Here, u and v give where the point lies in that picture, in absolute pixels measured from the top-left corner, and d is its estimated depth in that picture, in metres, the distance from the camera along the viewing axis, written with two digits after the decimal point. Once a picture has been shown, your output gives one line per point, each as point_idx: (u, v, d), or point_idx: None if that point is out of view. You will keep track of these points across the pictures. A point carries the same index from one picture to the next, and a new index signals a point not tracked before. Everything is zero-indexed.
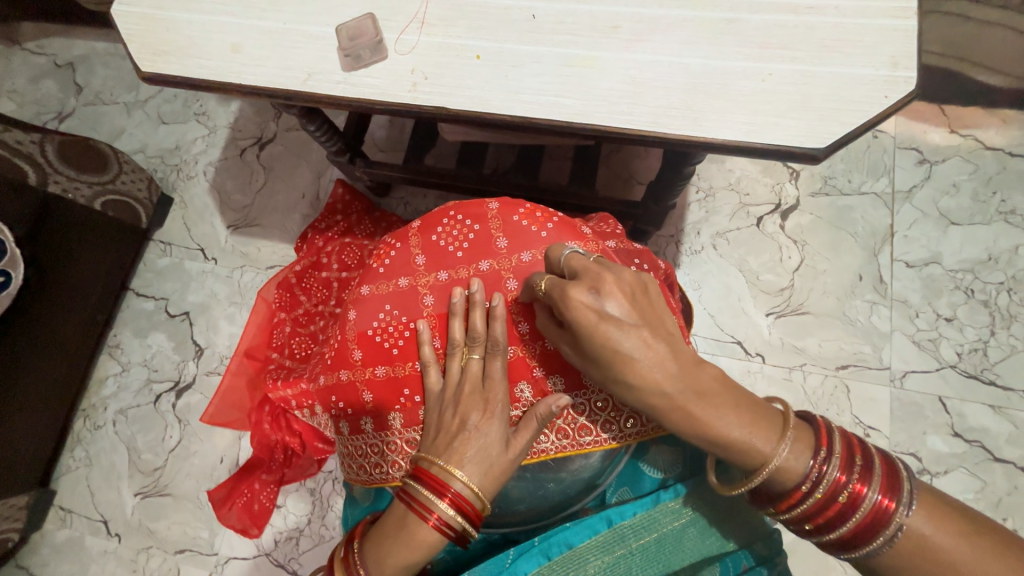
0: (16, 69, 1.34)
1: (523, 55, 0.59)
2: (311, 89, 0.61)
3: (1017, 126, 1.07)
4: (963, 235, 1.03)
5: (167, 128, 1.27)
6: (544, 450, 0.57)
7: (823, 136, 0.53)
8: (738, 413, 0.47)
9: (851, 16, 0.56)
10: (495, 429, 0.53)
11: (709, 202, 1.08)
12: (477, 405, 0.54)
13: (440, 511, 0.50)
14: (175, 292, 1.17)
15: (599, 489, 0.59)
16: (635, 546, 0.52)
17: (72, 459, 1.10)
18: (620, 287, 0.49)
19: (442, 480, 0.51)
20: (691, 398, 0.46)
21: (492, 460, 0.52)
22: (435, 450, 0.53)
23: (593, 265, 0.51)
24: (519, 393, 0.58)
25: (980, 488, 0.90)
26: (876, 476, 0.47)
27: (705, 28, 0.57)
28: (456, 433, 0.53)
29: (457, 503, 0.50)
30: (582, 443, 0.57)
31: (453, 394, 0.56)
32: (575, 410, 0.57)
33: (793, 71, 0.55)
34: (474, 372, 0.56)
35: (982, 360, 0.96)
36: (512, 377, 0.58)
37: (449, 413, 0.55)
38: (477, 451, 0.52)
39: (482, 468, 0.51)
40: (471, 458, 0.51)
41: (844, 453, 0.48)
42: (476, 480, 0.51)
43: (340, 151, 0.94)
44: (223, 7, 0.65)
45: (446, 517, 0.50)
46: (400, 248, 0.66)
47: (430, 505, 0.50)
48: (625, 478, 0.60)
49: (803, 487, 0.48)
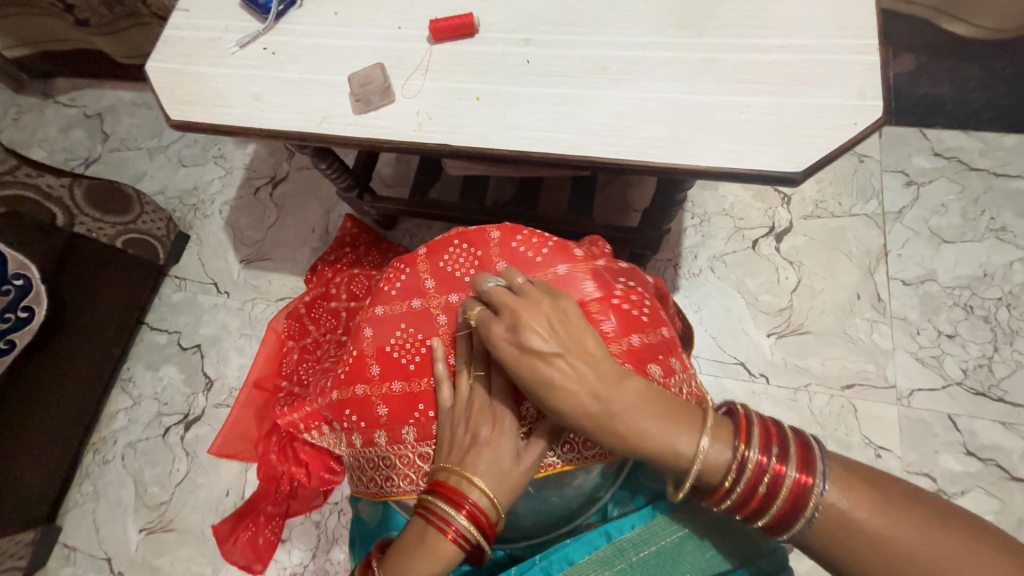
0: (49, 120, 1.44)
1: (519, 95, 0.64)
2: (324, 131, 0.67)
3: (998, 147, 1.11)
4: (956, 252, 1.05)
5: (187, 170, 1.35)
6: (554, 463, 0.56)
7: (801, 161, 0.56)
8: (664, 424, 0.48)
9: (819, 53, 0.60)
10: (506, 442, 0.54)
11: (704, 227, 1.12)
12: (486, 419, 0.55)
13: (458, 523, 0.50)
14: (187, 325, 1.21)
15: (601, 502, 0.59)
16: (635, 560, 0.52)
17: (79, 494, 1.10)
18: (537, 315, 0.50)
19: (460, 490, 0.52)
20: (613, 418, 0.48)
21: (505, 472, 0.52)
22: (451, 460, 0.54)
23: (511, 300, 0.52)
24: (524, 411, 0.58)
25: (998, 509, 0.89)
26: (792, 457, 0.48)
27: (685, 67, 0.62)
28: (468, 447, 0.54)
29: (474, 515, 0.51)
30: (587, 456, 0.56)
31: (463, 410, 0.57)
32: None
33: (769, 103, 0.59)
34: (482, 389, 0.57)
35: (988, 376, 0.96)
36: (517, 395, 0.58)
37: (460, 429, 0.56)
38: (489, 463, 0.52)
39: (495, 479, 0.52)
40: (483, 470, 0.52)
41: (761, 441, 0.49)
42: (493, 490, 0.51)
43: (349, 187, 0.99)
44: (246, 62, 0.72)
45: (463, 529, 0.50)
46: (410, 272, 0.69)
47: (448, 517, 0.51)
48: (625, 491, 0.60)
49: (727, 480, 0.48)
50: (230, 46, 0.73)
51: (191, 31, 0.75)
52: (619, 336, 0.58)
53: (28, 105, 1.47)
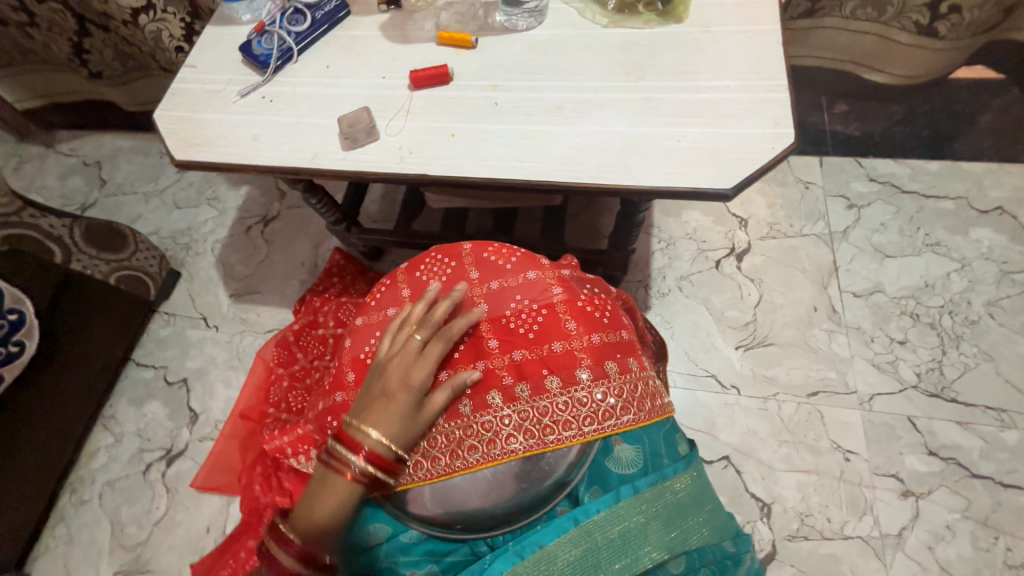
0: (49, 169, 1.51)
1: (488, 132, 0.73)
2: (316, 165, 0.74)
3: (925, 172, 1.24)
4: (899, 266, 1.15)
5: (181, 212, 1.41)
6: (515, 450, 0.60)
7: (730, 179, 0.65)
8: None
9: (742, 92, 0.71)
10: (412, 396, 0.59)
11: (670, 249, 1.21)
12: (402, 374, 0.59)
13: (356, 465, 0.56)
14: (174, 359, 1.22)
15: (571, 487, 0.59)
16: (601, 540, 0.55)
17: (52, 538, 1.06)
18: None
19: (359, 440, 0.57)
20: None
21: (404, 421, 0.58)
22: (359, 410, 0.59)
23: None
24: (490, 401, 0.63)
25: (964, 506, 0.93)
26: None
27: (631, 105, 0.72)
28: (379, 397, 0.59)
29: (370, 458, 0.56)
30: (547, 441, 0.60)
31: (385, 363, 0.61)
32: (540, 412, 0.61)
33: (701, 133, 0.69)
34: (411, 347, 0.61)
35: (940, 379, 1.03)
36: (482, 388, 0.63)
37: (377, 379, 0.60)
38: (394, 413, 0.58)
39: (395, 427, 0.58)
40: (386, 420, 0.58)
41: None
42: (389, 438, 0.57)
43: (337, 220, 1.06)
44: (247, 108, 0.80)
45: (361, 471, 0.56)
46: (389, 285, 0.74)
47: (347, 461, 0.57)
48: (595, 476, 0.60)
49: None
50: (233, 95, 0.82)
51: (198, 84, 0.84)
52: (580, 334, 0.65)
53: (30, 154, 1.54)
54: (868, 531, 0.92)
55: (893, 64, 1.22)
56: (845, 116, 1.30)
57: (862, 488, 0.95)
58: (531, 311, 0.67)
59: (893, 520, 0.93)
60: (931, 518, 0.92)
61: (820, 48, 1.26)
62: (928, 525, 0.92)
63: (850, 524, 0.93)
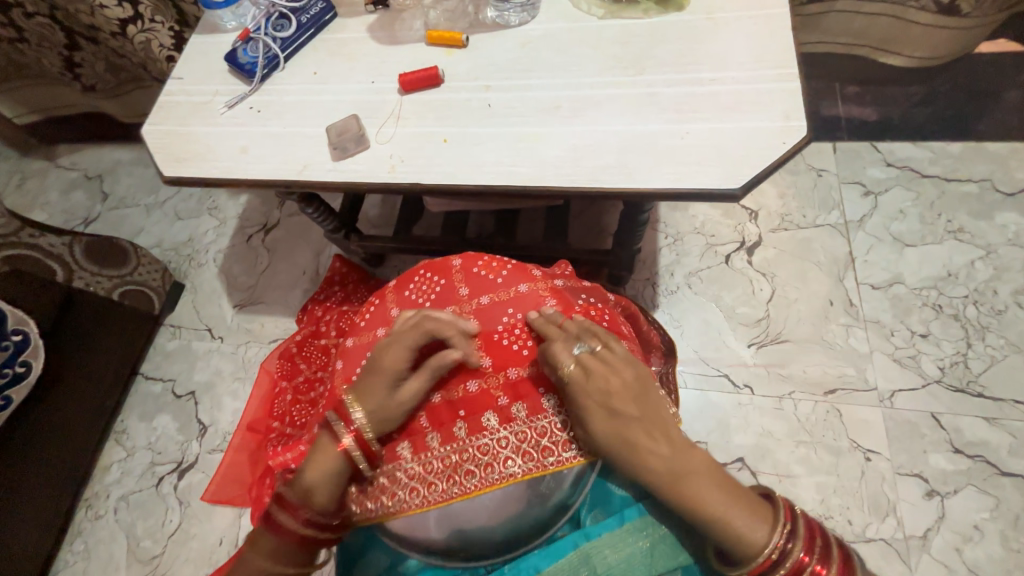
0: (51, 185, 1.52)
1: (481, 135, 0.70)
2: (307, 178, 0.72)
3: (946, 155, 1.18)
4: (919, 255, 1.10)
5: (182, 223, 1.41)
6: (513, 474, 0.57)
7: (737, 177, 0.61)
8: None
9: (749, 83, 0.67)
10: (387, 380, 0.59)
11: (677, 245, 1.17)
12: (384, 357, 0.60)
13: (345, 440, 0.58)
14: (182, 372, 1.22)
15: (573, 510, 0.59)
16: (601, 565, 0.53)
17: (70, 553, 1.08)
18: None
19: (348, 414, 0.59)
20: None
21: (379, 406, 0.59)
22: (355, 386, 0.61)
23: None
24: (485, 422, 0.60)
25: (993, 506, 0.89)
26: None
27: (631, 102, 0.68)
28: (367, 377, 0.61)
29: (356, 435, 0.58)
30: (546, 463, 0.58)
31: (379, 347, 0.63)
32: (538, 433, 0.59)
33: (704, 128, 0.65)
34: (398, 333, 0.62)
35: (965, 373, 0.98)
36: (477, 408, 0.61)
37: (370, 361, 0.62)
38: (373, 394, 0.59)
39: (373, 409, 0.59)
40: (367, 400, 0.59)
41: None
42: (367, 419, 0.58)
43: (335, 229, 1.04)
44: (235, 120, 0.78)
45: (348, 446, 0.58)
46: (379, 306, 0.73)
47: (337, 434, 0.58)
48: (597, 498, 0.60)
49: None
50: (220, 107, 0.80)
51: (186, 96, 0.82)
52: None
53: (32, 170, 1.55)
54: (892, 533, 0.89)
55: (912, 47, 1.16)
56: (859, 98, 1.24)
57: (885, 489, 0.92)
58: (525, 327, 0.65)
59: (917, 521, 0.89)
60: (958, 519, 0.89)
61: (833, 34, 1.18)
62: (955, 527, 0.88)
63: (872, 526, 0.90)
